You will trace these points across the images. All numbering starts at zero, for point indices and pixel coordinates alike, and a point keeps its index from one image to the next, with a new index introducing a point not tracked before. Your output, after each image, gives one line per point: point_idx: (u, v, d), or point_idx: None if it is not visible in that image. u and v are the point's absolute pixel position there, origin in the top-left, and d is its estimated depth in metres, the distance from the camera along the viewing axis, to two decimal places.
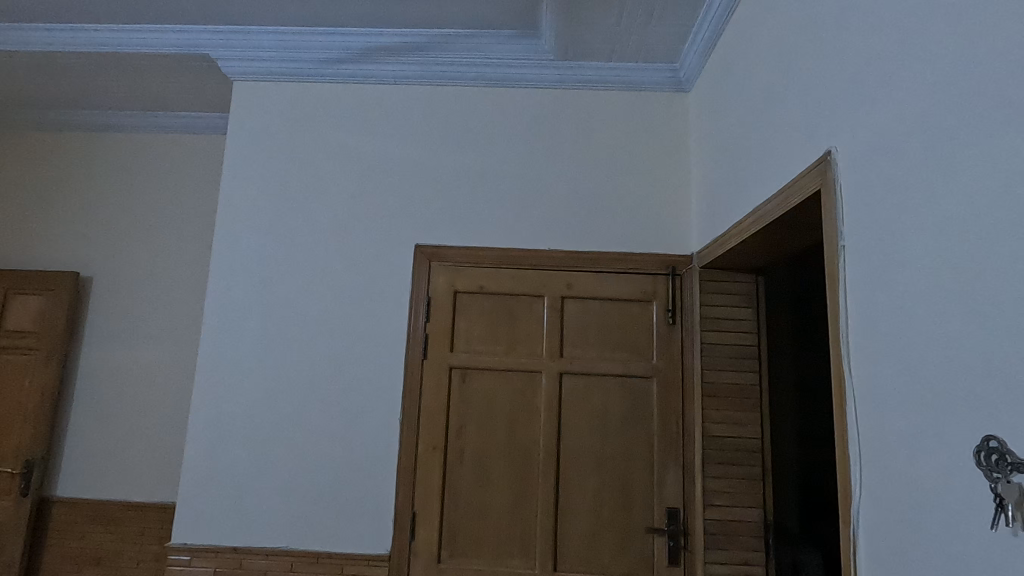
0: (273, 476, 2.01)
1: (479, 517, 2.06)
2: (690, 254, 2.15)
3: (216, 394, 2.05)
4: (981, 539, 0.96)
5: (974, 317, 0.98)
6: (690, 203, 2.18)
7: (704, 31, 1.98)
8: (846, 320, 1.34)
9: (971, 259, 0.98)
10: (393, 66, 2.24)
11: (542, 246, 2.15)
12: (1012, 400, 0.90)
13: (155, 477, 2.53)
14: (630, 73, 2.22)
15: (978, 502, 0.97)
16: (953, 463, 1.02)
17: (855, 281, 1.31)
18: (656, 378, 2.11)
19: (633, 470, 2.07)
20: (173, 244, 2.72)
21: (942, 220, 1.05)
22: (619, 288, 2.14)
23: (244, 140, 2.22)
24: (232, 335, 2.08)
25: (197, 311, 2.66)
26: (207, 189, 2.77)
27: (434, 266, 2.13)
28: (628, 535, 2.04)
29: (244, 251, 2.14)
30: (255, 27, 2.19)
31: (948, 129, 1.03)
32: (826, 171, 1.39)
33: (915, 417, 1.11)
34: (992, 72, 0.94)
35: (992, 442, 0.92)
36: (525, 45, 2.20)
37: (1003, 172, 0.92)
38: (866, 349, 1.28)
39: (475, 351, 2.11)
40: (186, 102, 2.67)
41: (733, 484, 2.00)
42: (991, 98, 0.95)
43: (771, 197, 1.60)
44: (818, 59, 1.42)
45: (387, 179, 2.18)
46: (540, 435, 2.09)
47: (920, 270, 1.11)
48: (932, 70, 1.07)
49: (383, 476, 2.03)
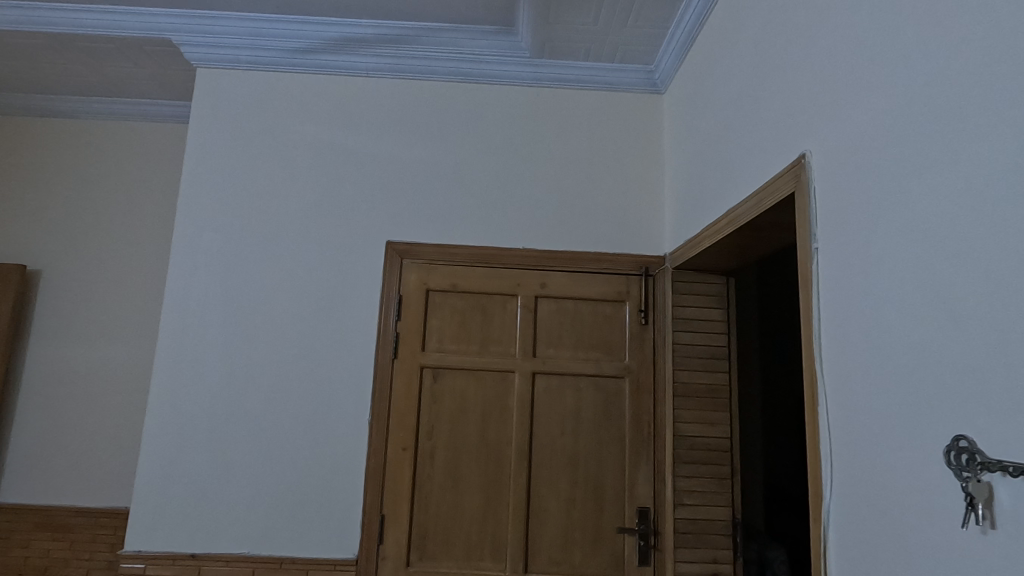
0: (241, 472, 2.06)
1: (449, 521, 2.08)
2: (662, 254, 2.25)
3: (179, 397, 2.09)
4: (949, 545, 0.84)
5: (937, 296, 0.88)
6: (663, 204, 2.28)
7: (679, 34, 2.06)
8: (820, 337, 1.17)
9: (939, 239, 0.88)
10: (368, 58, 2.30)
11: (516, 244, 2.23)
12: (979, 397, 0.79)
13: (110, 481, 2.57)
14: (608, 73, 2.32)
15: (944, 502, 0.85)
16: (921, 463, 0.89)
17: (827, 284, 1.16)
18: (627, 377, 2.19)
19: (605, 471, 2.13)
20: (136, 242, 2.75)
21: (908, 201, 0.95)
22: (594, 287, 2.23)
23: (218, 135, 2.26)
24: (200, 334, 2.13)
25: (154, 317, 2.70)
26: (167, 192, 2.80)
27: (406, 263, 2.21)
28: (600, 537, 2.09)
29: (213, 252, 2.18)
30: (226, 13, 2.22)
31: (921, 101, 0.93)
32: (800, 174, 1.28)
33: (882, 416, 0.98)
34: (919, 54, 0.94)
35: (961, 442, 0.81)
36: (502, 41, 2.27)
37: (969, 135, 0.83)
38: (836, 354, 1.12)
39: (446, 350, 2.18)
40: (148, 90, 2.69)
41: (703, 484, 2.06)
42: (960, 66, 0.86)
43: (744, 200, 1.55)
44: (772, 68, 1.44)
45: (365, 178, 2.25)
46: (511, 436, 2.13)
47: (886, 261, 0.99)
48: (898, 49, 0.99)
49: (351, 478, 2.08)
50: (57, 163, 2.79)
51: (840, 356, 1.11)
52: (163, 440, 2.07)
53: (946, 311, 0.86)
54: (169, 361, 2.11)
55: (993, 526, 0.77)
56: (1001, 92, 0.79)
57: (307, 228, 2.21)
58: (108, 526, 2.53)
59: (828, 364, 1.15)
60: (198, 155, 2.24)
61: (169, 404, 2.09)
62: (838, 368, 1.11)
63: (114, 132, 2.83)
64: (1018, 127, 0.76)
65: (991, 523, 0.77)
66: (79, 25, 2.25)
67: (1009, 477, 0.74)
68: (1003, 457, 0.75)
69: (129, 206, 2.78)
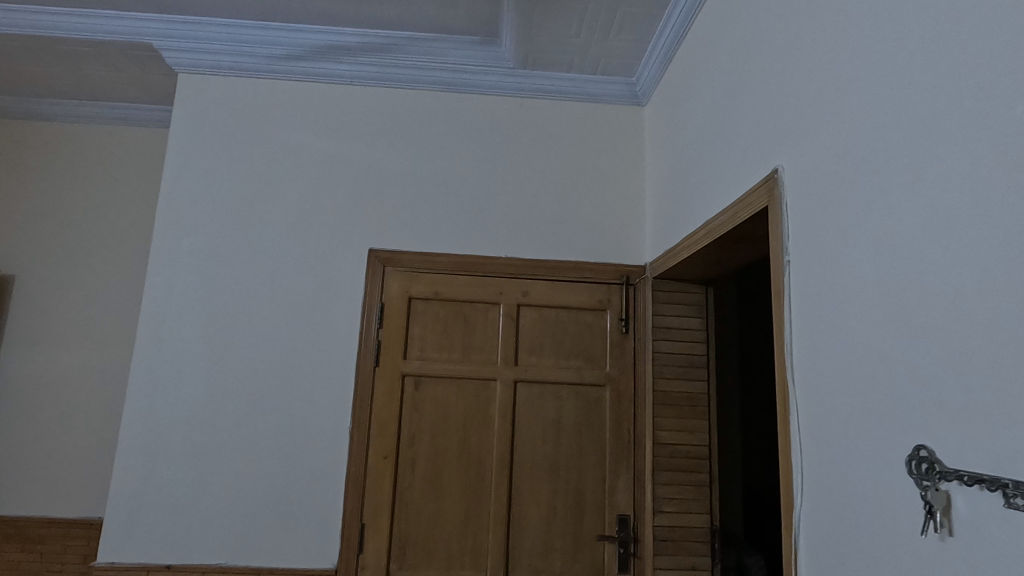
0: (218, 482, 2.04)
1: (430, 530, 2.08)
2: (643, 264, 2.28)
3: (156, 404, 2.07)
4: (910, 551, 0.87)
5: (900, 311, 0.90)
6: (643, 215, 2.31)
7: (660, 48, 2.10)
8: (792, 348, 1.20)
9: (902, 255, 0.91)
10: (352, 66, 2.30)
11: (498, 253, 2.25)
12: (937, 408, 0.82)
13: (84, 491, 2.52)
14: (590, 84, 2.35)
15: (905, 509, 0.88)
16: (885, 472, 0.92)
17: (799, 296, 1.19)
18: (608, 386, 2.21)
19: (586, 479, 2.15)
20: (114, 248, 2.72)
21: (874, 217, 0.98)
22: (575, 296, 2.25)
23: (199, 141, 2.25)
24: (178, 341, 2.11)
25: (131, 323, 2.66)
26: (146, 197, 2.77)
27: (389, 270, 2.21)
28: (580, 545, 2.11)
29: (193, 258, 2.17)
30: (209, 19, 2.21)
31: (886, 122, 0.96)
32: (773, 189, 1.31)
33: (850, 425, 1.01)
34: (884, 76, 0.97)
35: (921, 451, 0.84)
36: (485, 51, 2.29)
37: (929, 156, 0.87)
38: (808, 366, 1.15)
39: (427, 358, 2.18)
40: (128, 94, 2.66)
41: (682, 491, 2.09)
42: (921, 90, 0.89)
43: (721, 212, 1.58)
44: (748, 84, 1.48)
45: (347, 185, 2.25)
46: (492, 444, 2.14)
47: (853, 275, 1.02)
48: (865, 70, 1.03)
49: (331, 487, 2.07)
50: (33, 167, 2.75)
51: (810, 367, 1.14)
52: (140, 448, 2.04)
53: (908, 325, 0.89)
54: (146, 368, 2.09)
55: (951, 533, 0.79)
56: (958, 114, 0.82)
57: (288, 236, 2.20)
58: (81, 536, 2.48)
59: (799, 374, 1.17)
60: (179, 161, 2.23)
61: (145, 412, 2.06)
62: (809, 379, 1.14)
63: (92, 135, 2.79)
64: (974, 149, 0.79)
65: (949, 530, 0.80)
66: (58, 27, 2.23)
67: (966, 485, 0.77)
68: (961, 466, 0.78)
69: (107, 210, 2.74)
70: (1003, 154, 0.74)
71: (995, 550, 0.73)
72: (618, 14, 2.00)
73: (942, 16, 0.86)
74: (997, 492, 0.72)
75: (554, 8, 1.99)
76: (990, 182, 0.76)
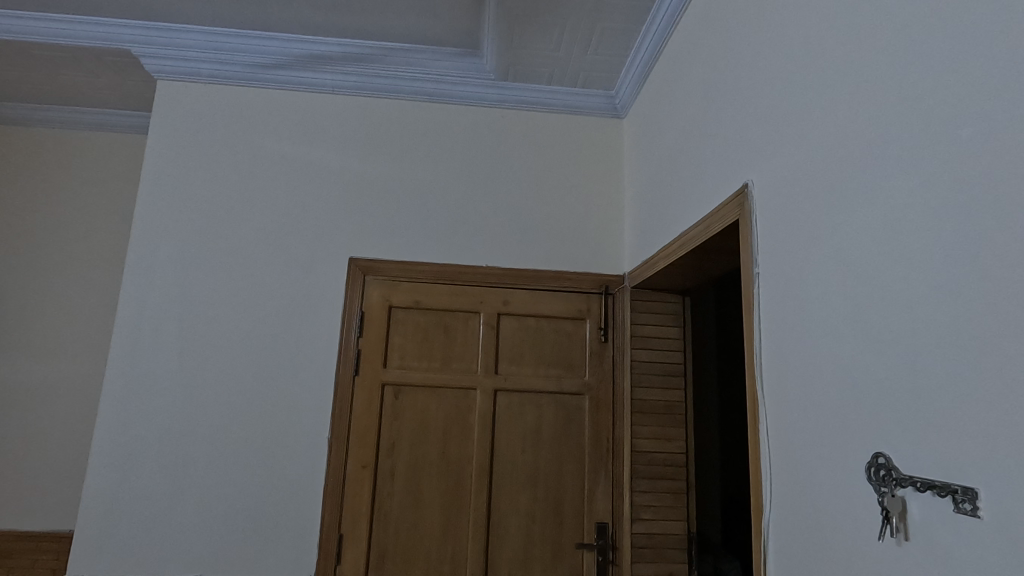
0: (194, 493, 2.02)
1: (409, 540, 2.07)
2: (621, 273, 2.31)
3: (131, 414, 2.04)
4: (869, 554, 0.89)
5: (861, 323, 0.94)
6: (622, 225, 2.35)
7: (638, 62, 2.14)
8: (761, 358, 1.23)
9: (862, 270, 0.94)
10: (333, 75, 2.31)
11: (478, 262, 2.26)
12: (895, 418, 0.85)
13: (55, 505, 2.47)
14: (570, 97, 2.39)
15: (866, 514, 0.90)
16: (848, 478, 0.95)
17: (767, 307, 1.22)
18: (587, 394, 2.23)
19: (565, 487, 2.16)
20: (88, 255, 2.68)
21: (836, 232, 1.02)
22: (555, 305, 2.27)
23: (178, 148, 2.24)
24: (153, 351, 2.09)
25: (106, 332, 2.62)
26: (123, 204, 2.74)
27: (369, 279, 2.21)
28: (559, 553, 2.12)
29: (170, 267, 2.15)
30: (188, 27, 2.20)
31: (846, 142, 1.00)
32: (743, 203, 1.35)
33: (815, 434, 1.04)
34: (845, 97, 1.02)
35: (879, 459, 0.87)
36: (466, 63, 2.32)
37: (883, 175, 0.90)
38: (775, 375, 1.18)
39: (408, 367, 2.18)
40: (106, 100, 2.64)
41: (660, 499, 2.11)
42: (878, 112, 0.93)
43: (695, 224, 1.62)
44: (720, 101, 1.52)
45: (328, 194, 2.26)
46: (472, 453, 2.14)
47: (816, 286, 1.06)
48: (827, 91, 1.07)
49: (309, 497, 2.05)
50: (6, 173, 2.70)
51: (778, 376, 1.17)
52: (113, 458, 2.01)
53: (867, 336, 0.92)
54: (120, 378, 2.06)
55: (906, 537, 0.82)
56: (909, 136, 0.86)
57: (267, 244, 2.19)
58: (51, 551, 2.42)
59: (768, 383, 1.20)
60: (158, 168, 2.22)
61: (119, 422, 2.03)
62: (777, 388, 1.17)
63: (69, 141, 2.75)
64: (924, 169, 0.82)
65: (904, 535, 0.83)
66: (34, 33, 2.20)
67: (919, 491, 0.80)
68: (914, 473, 0.81)
69: (82, 217, 2.70)
70: (948, 174, 0.78)
71: (945, 553, 0.76)
72: (596, 29, 2.04)
73: (896, 44, 0.90)
74: (947, 498, 0.76)
75: (533, 22, 2.03)
76: (936, 203, 0.80)
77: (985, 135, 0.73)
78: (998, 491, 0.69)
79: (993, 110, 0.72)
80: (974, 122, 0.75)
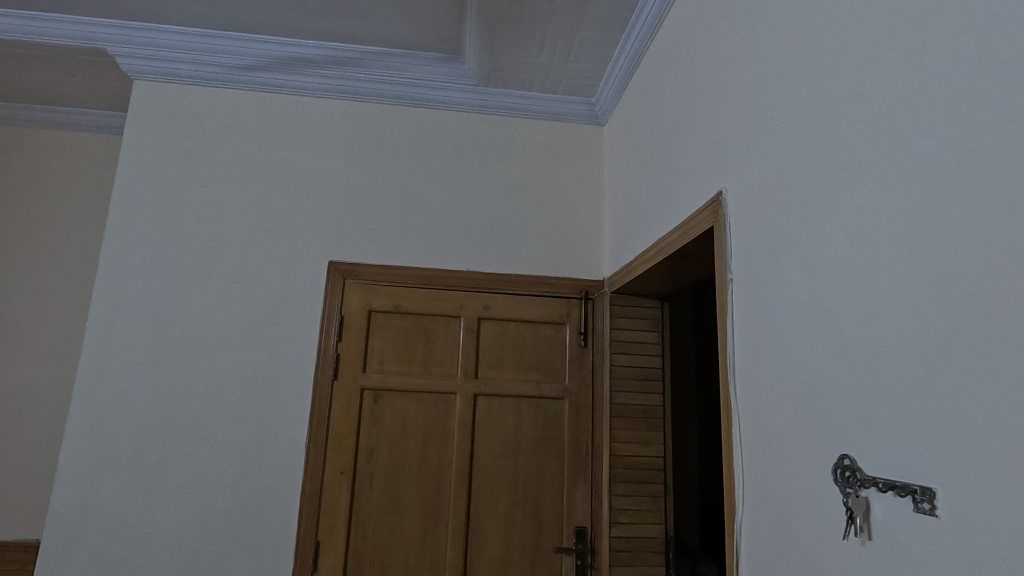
0: (167, 500, 1.98)
1: (388, 546, 2.06)
2: (601, 279, 2.33)
3: (102, 420, 2.00)
4: (835, 554, 0.92)
5: (827, 330, 0.96)
6: (602, 231, 2.37)
7: (618, 70, 2.17)
8: (734, 363, 1.25)
9: (829, 278, 0.97)
10: (314, 78, 2.30)
11: (459, 267, 2.26)
12: (859, 420, 0.88)
13: (20, 514, 2.40)
14: (552, 103, 2.41)
15: (832, 515, 0.93)
16: (815, 480, 0.97)
17: (741, 313, 1.24)
18: (567, 399, 2.24)
19: (545, 492, 2.17)
20: (60, 258, 2.62)
21: (804, 239, 1.04)
22: (535, 309, 2.29)
23: (155, 149, 2.21)
24: (126, 355, 2.05)
25: (77, 337, 2.57)
26: (96, 206, 2.68)
27: (349, 283, 2.20)
28: (538, 557, 2.12)
29: (145, 270, 2.12)
30: (166, 27, 2.17)
31: (815, 152, 1.03)
32: (718, 211, 1.37)
33: (785, 437, 1.06)
34: (814, 109, 1.04)
35: (846, 460, 0.90)
36: (448, 68, 2.32)
37: (850, 185, 0.93)
38: (747, 379, 1.20)
39: (387, 371, 2.17)
40: (80, 100, 2.59)
41: (639, 502, 2.13)
42: (844, 124, 0.96)
43: (672, 230, 1.64)
44: (696, 110, 1.55)
45: (307, 198, 2.24)
46: (452, 458, 2.14)
47: (787, 292, 1.08)
48: (798, 104, 1.09)
49: (286, 503, 2.03)
50: None
51: (749, 379, 1.19)
52: (83, 465, 1.97)
53: (834, 342, 0.95)
54: (91, 383, 2.02)
55: (869, 537, 0.84)
56: (872, 148, 0.89)
57: (246, 247, 2.17)
58: (16, 561, 2.35)
59: (741, 387, 1.22)
60: (133, 169, 2.18)
61: (89, 428, 1.99)
62: (749, 392, 1.19)
63: (41, 141, 2.70)
64: (888, 180, 0.85)
65: (867, 535, 0.85)
66: (6, 30, 2.16)
67: (882, 491, 0.82)
68: (878, 474, 0.84)
69: (53, 219, 2.65)
70: (908, 184, 0.81)
71: (906, 551, 0.78)
72: (577, 37, 2.07)
73: (861, 59, 0.93)
74: (907, 498, 0.78)
75: (515, 29, 2.05)
76: (898, 213, 0.83)
77: (942, 147, 0.76)
78: (955, 491, 0.71)
79: (949, 123, 0.75)
80: (932, 134, 0.78)
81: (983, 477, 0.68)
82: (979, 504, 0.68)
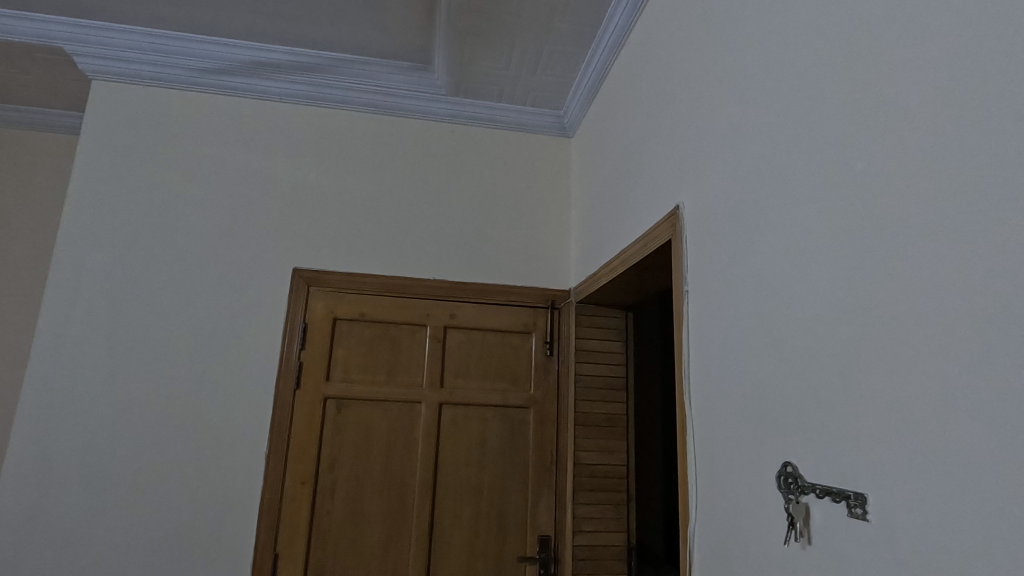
0: (117, 512, 1.92)
1: (348, 558, 2.03)
2: (567, 288, 2.36)
3: (49, 429, 1.93)
4: (778, 558, 0.95)
5: (773, 342, 1.00)
6: (569, 241, 2.41)
7: (585, 85, 2.21)
8: (689, 372, 1.28)
9: (776, 292, 1.01)
10: (282, 84, 2.28)
11: (426, 275, 2.26)
12: (800, 430, 0.91)
13: None
14: (521, 115, 2.44)
15: (775, 521, 0.96)
16: (761, 487, 1.00)
17: (695, 324, 1.28)
18: (532, 408, 2.25)
19: (509, 501, 2.17)
20: (10, 260, 2.52)
21: (753, 253, 1.08)
22: (502, 318, 2.30)
23: (113, 151, 2.16)
24: (77, 363, 1.98)
25: (25, 343, 2.47)
26: (49, 207, 2.59)
27: (313, 290, 2.18)
28: (501, 567, 2.12)
29: (99, 274, 2.05)
30: (128, 27, 2.12)
31: (764, 171, 1.08)
32: (676, 225, 1.41)
33: (733, 445, 1.09)
34: (765, 130, 1.09)
35: (788, 468, 0.93)
36: (418, 78, 2.33)
37: (795, 203, 0.98)
38: (700, 388, 1.23)
39: (351, 380, 2.15)
40: (35, 99, 2.51)
41: (602, 510, 2.15)
42: (791, 146, 1.00)
43: (634, 242, 1.67)
44: (658, 125, 1.58)
45: (272, 203, 2.21)
46: (416, 467, 2.12)
47: (737, 304, 1.12)
48: (751, 124, 1.14)
49: (245, 514, 1.98)
50: None
51: (702, 388, 1.22)
52: (28, 475, 1.89)
53: (779, 353, 0.98)
54: (38, 392, 1.94)
55: (809, 542, 0.88)
56: (816, 169, 0.93)
57: (206, 252, 2.13)
58: None
59: (694, 397, 1.25)
60: (89, 171, 2.12)
61: (35, 438, 1.91)
62: (702, 401, 1.22)
63: None
64: (830, 199, 0.89)
65: (807, 540, 0.88)
66: None
67: (820, 497, 0.86)
68: (816, 480, 0.87)
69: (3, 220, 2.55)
70: (846, 206, 0.85)
71: (841, 554, 0.81)
72: (545, 51, 2.11)
73: (809, 84, 0.97)
74: (842, 503, 0.82)
75: (484, 41, 2.07)
76: (838, 232, 0.87)
77: (875, 170, 0.81)
78: (883, 495, 0.75)
79: (882, 148, 0.80)
80: (866, 158, 0.83)
81: (908, 483, 0.71)
82: (906, 509, 0.71)
